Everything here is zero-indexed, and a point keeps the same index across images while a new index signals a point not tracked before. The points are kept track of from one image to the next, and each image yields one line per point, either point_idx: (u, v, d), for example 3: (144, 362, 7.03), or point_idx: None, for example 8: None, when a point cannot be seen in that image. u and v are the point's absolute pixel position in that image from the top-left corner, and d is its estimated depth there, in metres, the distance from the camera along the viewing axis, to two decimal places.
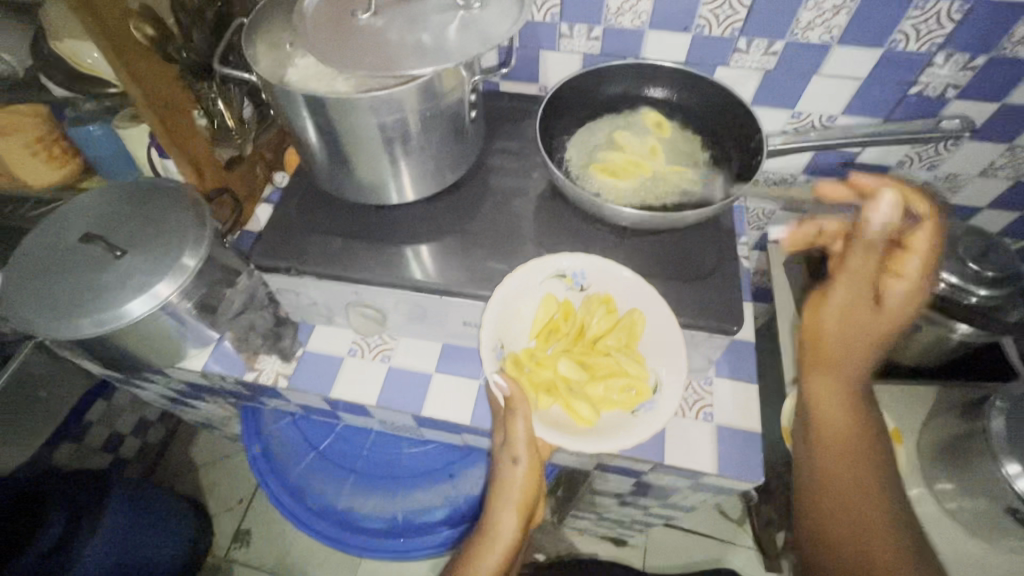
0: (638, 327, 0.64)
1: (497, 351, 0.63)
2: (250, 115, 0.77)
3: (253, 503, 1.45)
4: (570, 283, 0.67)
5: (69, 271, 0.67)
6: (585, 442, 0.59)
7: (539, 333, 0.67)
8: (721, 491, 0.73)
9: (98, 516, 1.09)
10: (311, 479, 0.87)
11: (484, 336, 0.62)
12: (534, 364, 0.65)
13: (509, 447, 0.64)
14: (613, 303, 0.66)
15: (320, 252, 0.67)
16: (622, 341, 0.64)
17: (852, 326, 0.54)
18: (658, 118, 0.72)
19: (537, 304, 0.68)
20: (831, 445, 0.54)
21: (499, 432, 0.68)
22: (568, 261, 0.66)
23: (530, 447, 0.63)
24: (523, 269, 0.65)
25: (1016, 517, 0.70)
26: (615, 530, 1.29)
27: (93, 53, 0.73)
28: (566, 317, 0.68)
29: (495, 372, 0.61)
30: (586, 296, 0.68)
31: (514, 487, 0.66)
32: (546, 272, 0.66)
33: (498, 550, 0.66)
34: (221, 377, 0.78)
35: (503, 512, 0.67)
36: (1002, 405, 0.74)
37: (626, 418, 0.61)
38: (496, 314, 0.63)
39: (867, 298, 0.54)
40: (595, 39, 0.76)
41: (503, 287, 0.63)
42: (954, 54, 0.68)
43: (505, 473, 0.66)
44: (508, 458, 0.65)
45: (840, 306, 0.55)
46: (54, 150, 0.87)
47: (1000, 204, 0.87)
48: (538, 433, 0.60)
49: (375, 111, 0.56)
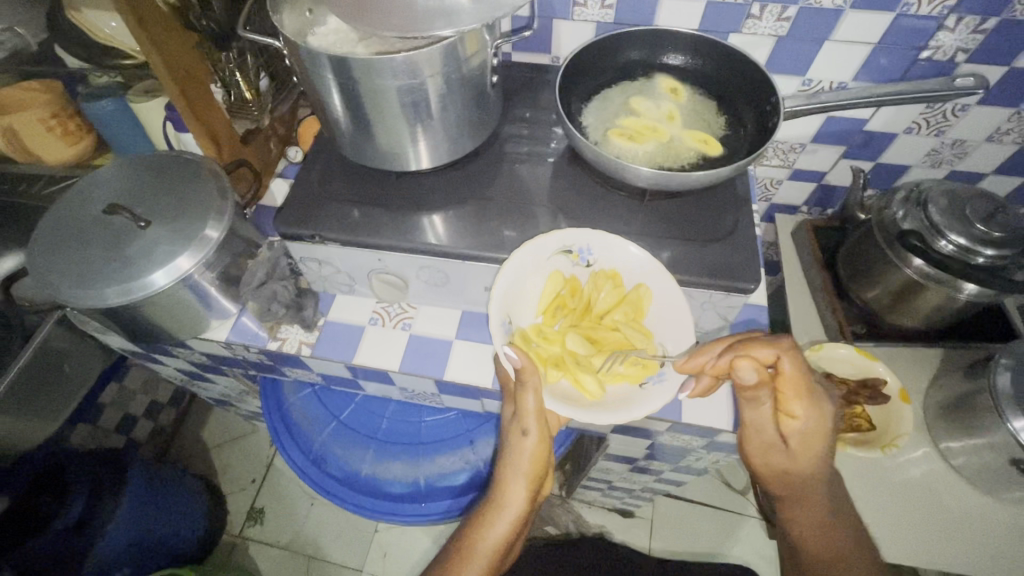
0: (644, 302, 0.66)
1: (507, 326, 0.63)
2: (266, 87, 0.80)
3: (266, 481, 1.47)
4: (576, 259, 0.68)
5: (95, 241, 0.67)
6: (596, 414, 0.60)
7: (546, 309, 0.67)
8: (734, 450, 0.75)
9: (116, 495, 1.11)
10: (333, 448, 0.89)
11: (494, 309, 0.63)
12: (543, 340, 0.65)
13: (520, 419, 0.65)
14: (620, 279, 0.67)
15: (343, 220, 0.68)
16: (629, 315, 0.66)
17: (771, 462, 0.64)
18: (673, 83, 0.73)
19: (544, 279, 0.68)
20: (810, 542, 0.66)
21: (509, 405, 0.70)
22: (574, 237, 0.67)
23: (538, 419, 0.65)
24: (532, 243, 0.65)
25: (1020, 468, 0.73)
26: (624, 500, 1.32)
27: (111, 22, 0.75)
28: (573, 293, 0.68)
29: (505, 345, 0.61)
30: (593, 273, 0.69)
31: (523, 455, 0.68)
32: (553, 247, 0.66)
33: (508, 519, 0.69)
34: (243, 348, 0.79)
35: (513, 485, 0.70)
36: (1006, 362, 0.75)
37: (635, 391, 0.62)
38: (504, 287, 0.64)
39: (775, 437, 0.62)
40: (609, 7, 0.76)
41: (513, 261, 0.64)
42: (965, 17, 0.69)
43: (514, 443, 0.68)
44: (519, 430, 0.67)
45: (755, 447, 0.64)
46: (70, 125, 0.87)
47: (1005, 170, 0.89)
48: (548, 406, 0.61)
49: (400, 75, 0.57)
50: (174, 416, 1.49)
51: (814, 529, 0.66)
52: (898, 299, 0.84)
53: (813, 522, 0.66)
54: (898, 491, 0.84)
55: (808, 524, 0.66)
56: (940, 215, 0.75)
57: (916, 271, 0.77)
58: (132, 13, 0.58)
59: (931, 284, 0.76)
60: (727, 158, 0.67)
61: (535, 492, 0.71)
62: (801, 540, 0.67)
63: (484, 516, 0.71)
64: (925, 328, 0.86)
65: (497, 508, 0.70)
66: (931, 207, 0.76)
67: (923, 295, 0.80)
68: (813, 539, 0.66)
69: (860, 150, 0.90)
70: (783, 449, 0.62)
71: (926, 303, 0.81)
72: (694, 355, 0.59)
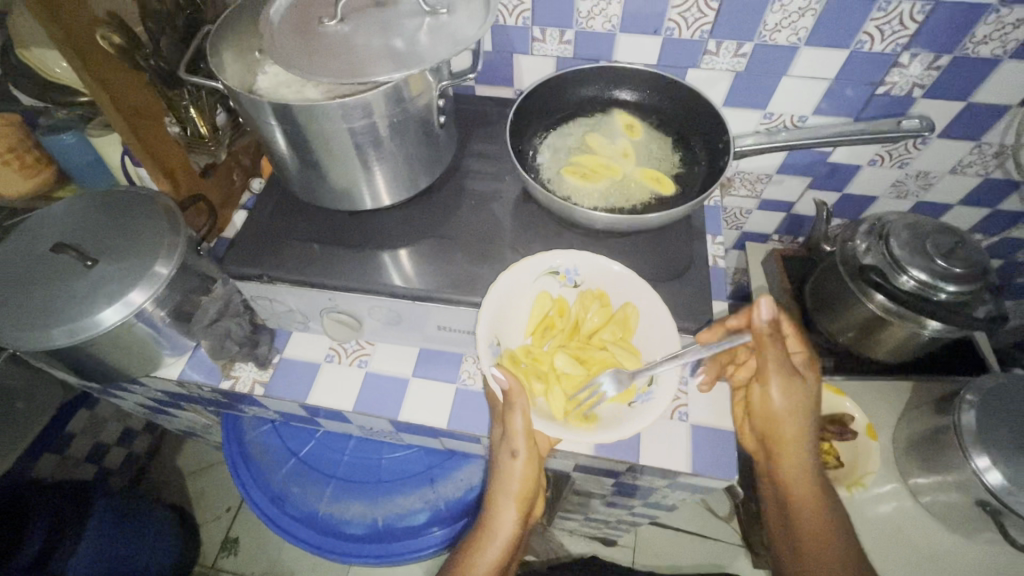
0: (632, 320, 0.64)
1: (495, 347, 0.61)
2: (224, 121, 0.78)
3: (240, 511, 1.42)
4: (563, 279, 0.66)
5: (40, 282, 0.66)
6: (585, 433, 0.57)
7: (535, 329, 0.66)
8: (697, 489, 0.74)
9: (80, 528, 1.08)
10: (292, 486, 0.87)
11: (480, 330, 0.60)
12: (531, 360, 0.64)
13: (508, 440, 0.61)
14: (607, 298, 0.66)
15: (296, 259, 0.67)
16: (617, 335, 0.65)
17: (793, 400, 0.65)
18: (630, 119, 0.74)
19: (531, 300, 0.66)
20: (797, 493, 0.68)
21: (498, 425, 0.67)
22: (561, 258, 0.65)
23: (528, 439, 0.61)
24: (517, 266, 0.64)
25: (986, 510, 0.72)
26: (603, 529, 1.29)
27: (61, 63, 0.72)
28: (561, 314, 0.67)
29: (492, 365, 0.58)
30: (580, 293, 0.67)
31: (512, 479, 0.63)
32: (539, 268, 0.65)
33: (498, 543, 0.64)
34: (198, 386, 0.78)
35: (503, 507, 0.65)
36: (971, 399, 0.74)
37: (623, 410, 0.60)
38: (492, 309, 0.61)
39: (791, 380, 0.65)
40: (567, 42, 0.76)
41: (500, 283, 0.62)
42: (919, 53, 0.69)
43: (503, 466, 0.63)
44: (507, 451, 0.62)
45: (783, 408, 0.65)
46: (27, 158, 0.86)
47: (970, 201, 0.89)
48: (535, 426, 0.58)
49: (345, 117, 0.56)
50: (148, 444, 1.44)
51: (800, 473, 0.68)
52: (864, 332, 0.83)
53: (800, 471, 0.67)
54: (868, 529, 0.83)
55: (797, 471, 0.68)
56: (901, 250, 0.75)
57: (878, 306, 0.77)
58: (77, 57, 0.58)
59: (894, 320, 0.76)
60: (682, 196, 0.67)
61: (527, 515, 0.66)
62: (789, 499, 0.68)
63: (476, 539, 0.66)
64: (892, 360, 0.86)
65: (487, 534, 0.65)
66: (892, 241, 0.75)
67: (887, 328, 0.79)
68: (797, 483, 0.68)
69: (825, 181, 0.90)
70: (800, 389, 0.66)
71: (891, 337, 0.80)
72: (715, 324, 0.61)
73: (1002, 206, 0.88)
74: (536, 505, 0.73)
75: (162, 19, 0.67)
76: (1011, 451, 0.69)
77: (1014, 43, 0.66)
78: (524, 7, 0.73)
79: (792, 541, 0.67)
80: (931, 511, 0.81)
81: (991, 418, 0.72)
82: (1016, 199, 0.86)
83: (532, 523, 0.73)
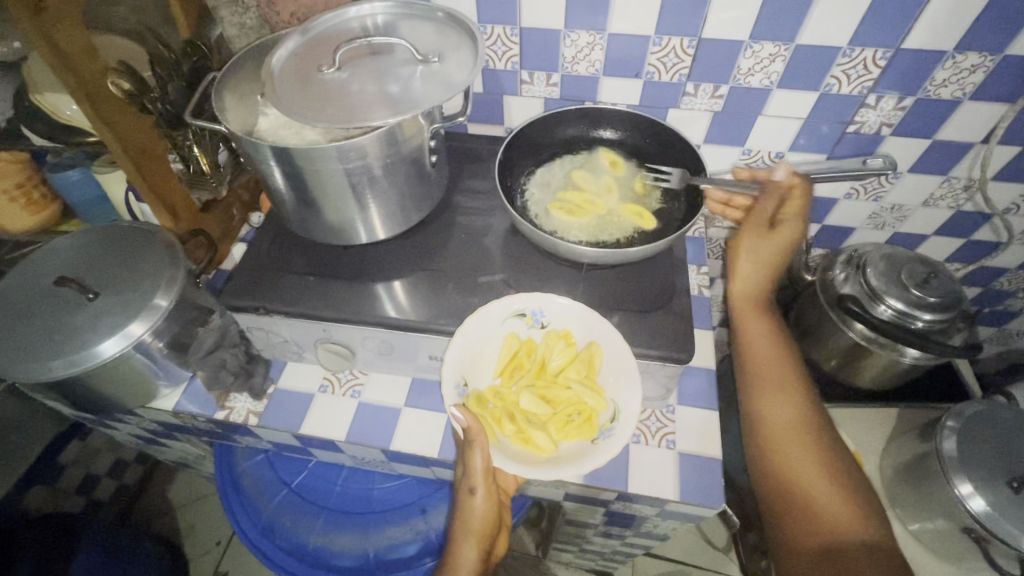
0: (596, 360, 0.65)
1: (460, 388, 0.63)
2: (225, 160, 0.81)
3: (232, 544, 1.38)
4: (531, 321, 0.68)
5: (42, 315, 0.68)
6: (545, 471, 0.58)
7: (503, 370, 0.68)
8: (686, 517, 0.74)
9: (68, 562, 1.05)
10: (282, 517, 0.87)
11: (447, 372, 0.62)
12: (498, 400, 0.65)
13: (467, 476, 0.64)
14: (572, 338, 0.67)
15: (292, 291, 0.70)
16: (581, 373, 0.65)
17: (759, 267, 0.68)
18: (613, 156, 0.78)
19: (500, 343, 0.68)
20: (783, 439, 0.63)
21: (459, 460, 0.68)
22: (526, 301, 0.67)
23: (486, 476, 0.63)
24: (484, 309, 0.66)
25: (972, 537, 0.72)
26: (598, 560, 1.27)
27: (71, 106, 0.76)
28: (530, 354, 0.69)
29: (453, 405, 0.60)
30: (548, 333, 0.69)
31: (473, 515, 0.66)
32: (504, 312, 0.67)
33: None
34: (193, 417, 0.78)
35: (464, 545, 0.67)
36: (952, 426, 0.76)
37: (586, 447, 0.60)
38: (460, 351, 0.64)
39: (759, 243, 0.68)
40: (554, 84, 0.80)
41: (465, 328, 0.64)
42: (885, 95, 0.73)
43: (463, 502, 0.66)
44: (467, 488, 0.65)
45: (742, 262, 0.69)
46: (34, 195, 0.88)
47: (944, 232, 0.92)
48: (495, 463, 0.59)
49: (340, 159, 0.59)
50: (140, 475, 1.41)
51: (794, 425, 0.63)
52: (847, 360, 0.85)
53: (787, 409, 0.64)
54: None
55: (784, 421, 0.63)
56: (877, 279, 0.78)
57: (860, 334, 0.80)
58: (86, 100, 0.61)
59: (874, 347, 0.80)
60: (662, 230, 0.71)
61: (488, 550, 0.68)
62: (777, 459, 0.62)
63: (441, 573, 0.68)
64: (877, 387, 0.89)
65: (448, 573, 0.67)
66: (869, 272, 0.78)
67: (867, 355, 0.82)
68: (782, 418, 0.64)
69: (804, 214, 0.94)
70: (768, 260, 0.68)
71: (872, 365, 0.84)
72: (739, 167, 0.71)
73: (974, 237, 0.91)
74: (498, 541, 0.75)
75: (170, 67, 0.71)
76: (992, 477, 0.70)
77: (971, 86, 0.70)
78: (512, 53, 0.77)
79: (781, 485, 0.61)
80: (919, 536, 0.82)
81: (969, 445, 0.73)
82: (987, 229, 0.89)
83: (494, 556, 0.74)
